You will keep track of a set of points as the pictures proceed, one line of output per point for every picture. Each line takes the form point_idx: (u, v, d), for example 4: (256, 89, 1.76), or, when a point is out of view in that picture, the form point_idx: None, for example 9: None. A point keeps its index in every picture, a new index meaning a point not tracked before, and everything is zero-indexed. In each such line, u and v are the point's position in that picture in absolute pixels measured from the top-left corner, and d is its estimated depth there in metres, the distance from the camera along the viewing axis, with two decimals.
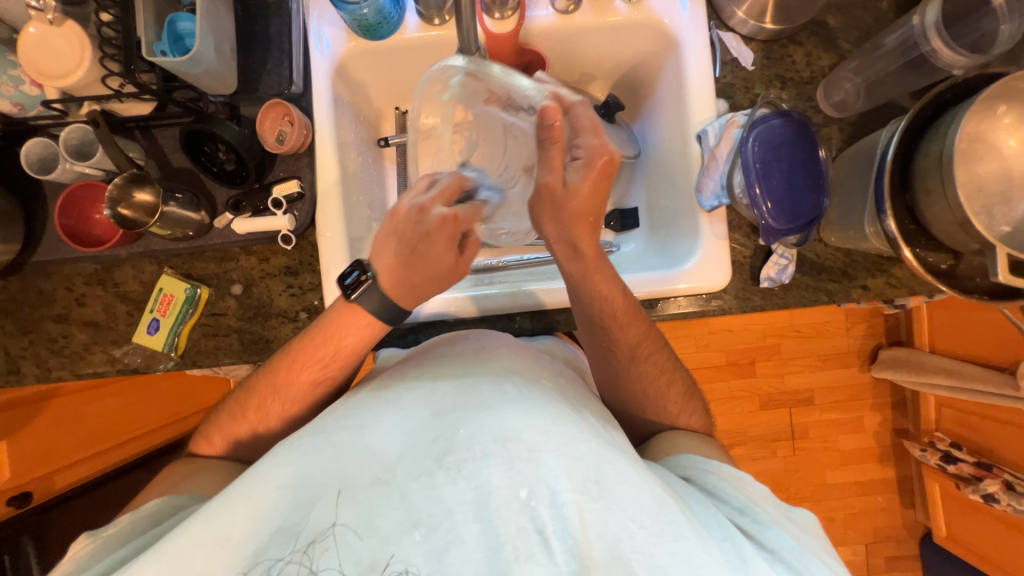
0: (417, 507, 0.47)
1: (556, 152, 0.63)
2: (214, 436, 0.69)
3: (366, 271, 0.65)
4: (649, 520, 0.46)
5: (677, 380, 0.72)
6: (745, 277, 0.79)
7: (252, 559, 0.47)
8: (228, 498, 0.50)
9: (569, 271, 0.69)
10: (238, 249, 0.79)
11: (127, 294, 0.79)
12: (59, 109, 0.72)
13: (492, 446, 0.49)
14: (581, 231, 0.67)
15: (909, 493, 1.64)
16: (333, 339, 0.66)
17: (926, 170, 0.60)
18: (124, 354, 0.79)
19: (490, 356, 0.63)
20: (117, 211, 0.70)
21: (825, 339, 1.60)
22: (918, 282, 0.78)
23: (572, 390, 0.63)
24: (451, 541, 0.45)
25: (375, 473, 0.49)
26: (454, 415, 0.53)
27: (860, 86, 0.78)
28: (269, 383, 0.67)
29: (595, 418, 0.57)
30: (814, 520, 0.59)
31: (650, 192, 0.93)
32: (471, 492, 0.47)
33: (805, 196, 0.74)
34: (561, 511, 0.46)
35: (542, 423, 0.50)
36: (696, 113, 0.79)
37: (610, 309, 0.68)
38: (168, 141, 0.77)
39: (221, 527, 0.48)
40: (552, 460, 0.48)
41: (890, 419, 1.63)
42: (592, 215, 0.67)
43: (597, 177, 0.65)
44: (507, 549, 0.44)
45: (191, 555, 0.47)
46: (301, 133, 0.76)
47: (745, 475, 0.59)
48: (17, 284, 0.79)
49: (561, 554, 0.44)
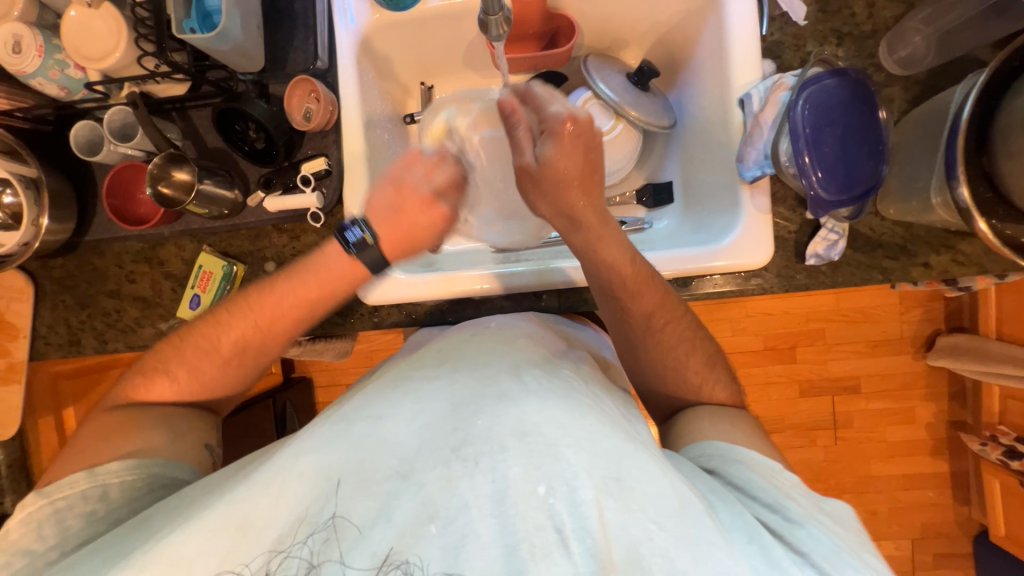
0: (434, 501, 0.47)
1: (520, 133, 0.64)
2: (179, 373, 0.68)
3: (367, 228, 0.71)
4: (670, 522, 0.45)
5: (699, 352, 0.69)
6: (789, 253, 0.74)
7: (273, 547, 0.48)
8: (251, 483, 0.51)
9: (573, 244, 0.67)
10: (270, 227, 0.81)
11: (171, 271, 0.83)
12: (102, 91, 0.75)
13: (509, 438, 0.48)
14: (572, 201, 0.64)
15: (964, 489, 1.53)
16: (326, 271, 0.70)
17: (1011, 128, 0.53)
18: (170, 327, 0.83)
19: (508, 347, 0.62)
20: (156, 189, 0.73)
21: (875, 324, 1.49)
22: (990, 259, 0.70)
23: (592, 378, 0.62)
24: (467, 536, 0.45)
25: (393, 464, 0.50)
26: (472, 405, 0.52)
27: (931, 37, 0.69)
28: (246, 319, 0.69)
29: (618, 412, 0.56)
30: (851, 512, 0.56)
31: (685, 165, 0.88)
32: (489, 486, 0.46)
33: (860, 163, 0.67)
34: (580, 510, 0.45)
35: (562, 416, 0.50)
36: (737, 76, 0.73)
37: (618, 277, 0.65)
38: (203, 122, 0.79)
39: (244, 512, 0.50)
40: (572, 455, 0.47)
41: (947, 411, 1.52)
42: (578, 182, 0.63)
43: (567, 143, 0.61)
44: (524, 547, 0.44)
45: (208, 547, 0.49)
46: (327, 109, 0.76)
47: (773, 463, 0.56)
48: (74, 261, 0.84)
49: (579, 555, 0.43)
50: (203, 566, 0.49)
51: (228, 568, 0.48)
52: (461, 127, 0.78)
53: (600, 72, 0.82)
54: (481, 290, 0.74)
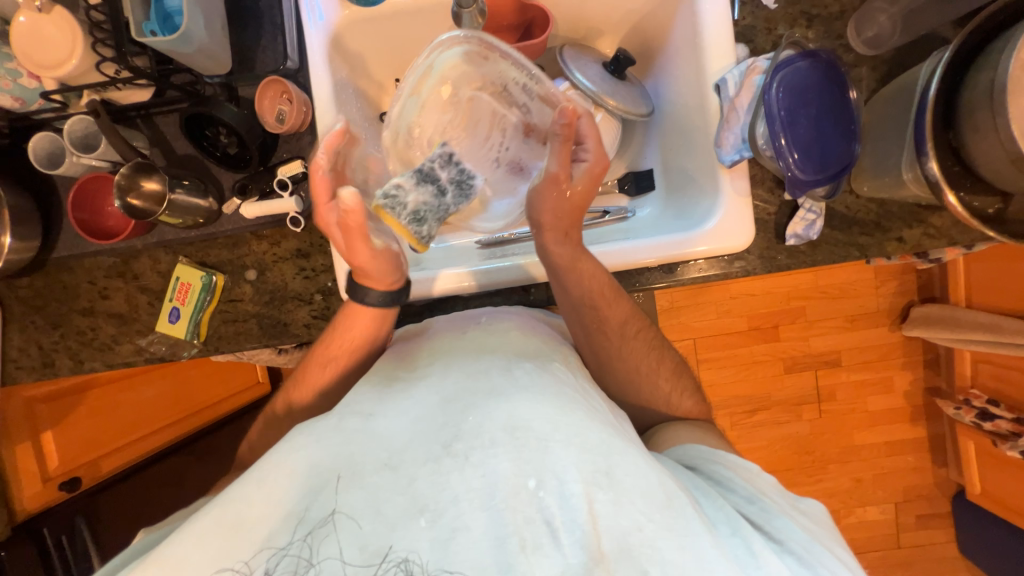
0: (422, 493, 0.47)
1: (568, 147, 0.61)
2: (255, 438, 0.73)
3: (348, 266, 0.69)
4: (658, 514, 0.46)
5: (666, 361, 0.72)
6: (770, 235, 0.76)
7: (261, 543, 0.47)
8: (243, 484, 0.50)
9: (555, 255, 0.65)
10: (249, 234, 0.79)
11: (147, 285, 0.80)
12: (60, 101, 0.72)
13: (500, 434, 0.48)
14: (573, 221, 0.65)
15: (941, 451, 1.61)
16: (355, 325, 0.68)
17: (974, 105, 0.54)
18: (149, 343, 0.80)
19: (498, 339, 0.62)
20: (125, 201, 0.71)
21: (853, 299, 1.54)
22: (959, 231, 0.72)
23: (584, 375, 0.63)
24: (456, 530, 0.45)
25: (382, 457, 0.49)
26: (463, 402, 0.52)
27: (896, 16, 0.70)
28: (297, 375, 0.70)
29: (605, 405, 0.57)
30: (824, 511, 0.58)
31: (666, 152, 0.89)
32: (479, 480, 0.47)
33: (833, 142, 0.69)
34: (570, 502, 0.46)
35: (551, 412, 0.50)
36: (713, 60, 0.73)
37: (595, 290, 0.65)
38: (170, 128, 0.76)
39: (235, 513, 0.48)
40: (561, 450, 0.48)
41: (922, 378, 1.59)
42: (573, 218, 0.65)
43: (593, 180, 0.64)
44: (514, 540, 0.44)
45: (196, 551, 0.47)
46: (300, 110, 0.74)
47: (752, 466, 0.58)
48: (42, 281, 0.81)
49: (569, 546, 0.45)
50: (193, 565, 0.47)
51: (227, 564, 0.47)
52: (449, 80, 0.71)
53: (577, 62, 0.82)
54: (465, 287, 0.73)
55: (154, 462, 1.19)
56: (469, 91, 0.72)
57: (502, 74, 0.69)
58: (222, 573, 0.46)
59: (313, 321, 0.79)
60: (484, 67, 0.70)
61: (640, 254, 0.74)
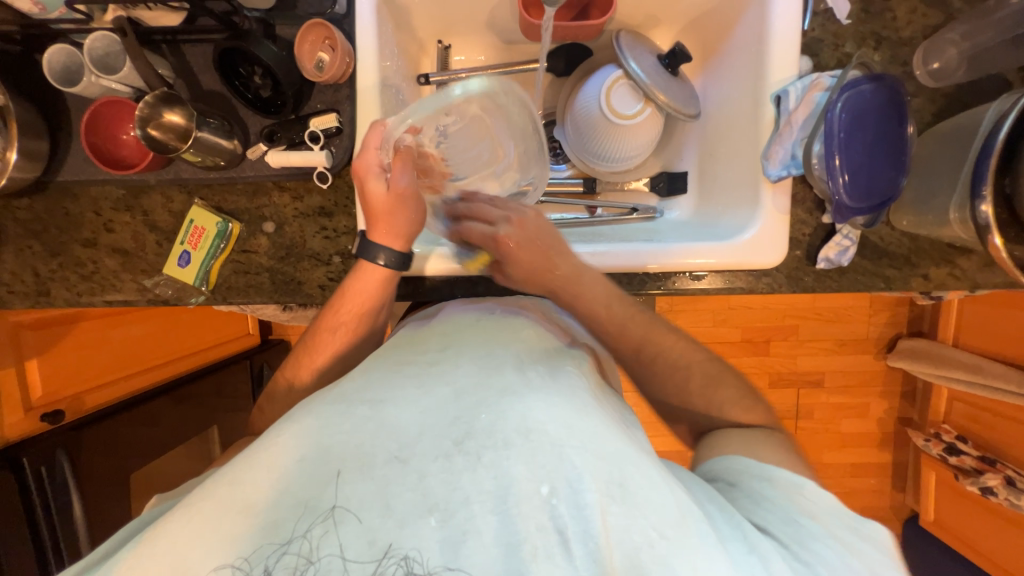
0: (433, 491, 0.46)
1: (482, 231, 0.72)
2: (268, 404, 0.70)
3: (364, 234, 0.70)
4: (673, 531, 0.45)
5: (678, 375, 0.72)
6: (801, 255, 0.75)
7: (264, 533, 0.45)
8: (251, 463, 0.49)
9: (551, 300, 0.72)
10: (271, 183, 0.75)
11: (157, 223, 0.77)
12: (83, 12, 0.66)
13: (514, 435, 0.48)
14: (540, 277, 0.71)
15: (902, 477, 1.68)
16: (357, 294, 0.68)
17: None
18: (155, 285, 0.77)
19: (513, 337, 0.62)
20: (146, 131, 0.66)
21: (846, 324, 1.57)
22: (983, 275, 0.73)
23: (595, 379, 0.63)
24: (467, 531, 0.44)
25: (393, 449, 0.48)
26: (476, 398, 0.52)
27: (965, 52, 0.70)
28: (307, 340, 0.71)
29: (618, 415, 0.57)
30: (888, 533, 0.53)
31: (704, 157, 0.87)
32: (491, 482, 0.46)
33: (880, 171, 0.68)
34: (583, 512, 0.45)
35: (566, 416, 0.50)
36: (775, 71, 0.71)
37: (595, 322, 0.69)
38: (198, 59, 0.72)
39: (246, 494, 0.47)
40: (578, 457, 0.47)
41: (897, 407, 1.64)
42: (544, 264, 0.70)
43: (528, 250, 0.71)
44: (525, 548, 0.44)
45: (200, 531, 0.45)
46: (343, 61, 0.70)
47: (804, 486, 0.55)
48: (43, 203, 0.76)
49: (580, 558, 0.44)
50: (196, 545, 0.45)
51: (226, 561, 0.44)
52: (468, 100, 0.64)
53: (633, 50, 0.78)
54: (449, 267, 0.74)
55: (138, 401, 1.13)
56: (477, 107, 0.66)
57: (513, 103, 0.68)
58: (221, 571, 0.44)
59: (329, 283, 0.76)
60: (503, 92, 0.65)
61: (664, 259, 0.73)
